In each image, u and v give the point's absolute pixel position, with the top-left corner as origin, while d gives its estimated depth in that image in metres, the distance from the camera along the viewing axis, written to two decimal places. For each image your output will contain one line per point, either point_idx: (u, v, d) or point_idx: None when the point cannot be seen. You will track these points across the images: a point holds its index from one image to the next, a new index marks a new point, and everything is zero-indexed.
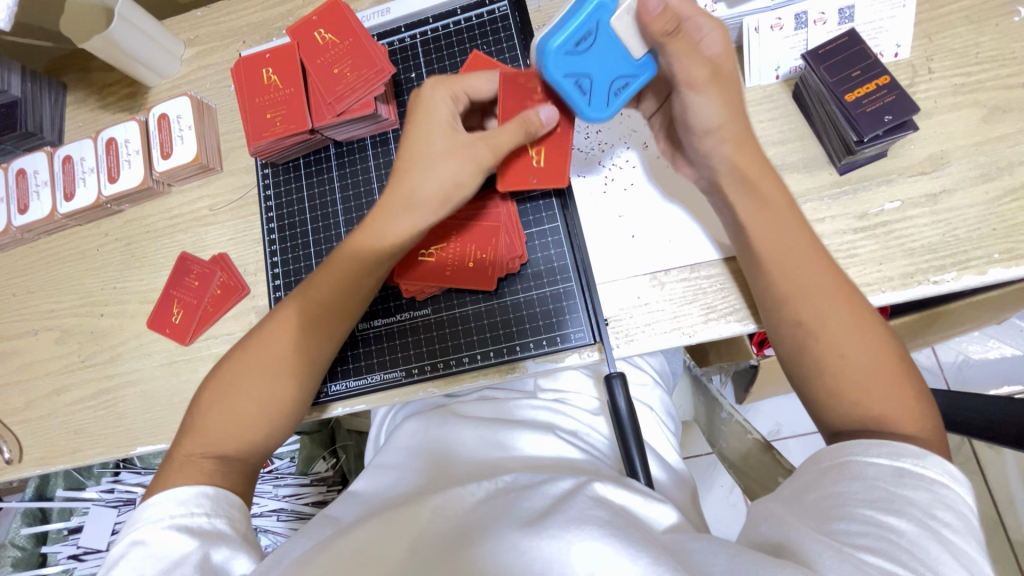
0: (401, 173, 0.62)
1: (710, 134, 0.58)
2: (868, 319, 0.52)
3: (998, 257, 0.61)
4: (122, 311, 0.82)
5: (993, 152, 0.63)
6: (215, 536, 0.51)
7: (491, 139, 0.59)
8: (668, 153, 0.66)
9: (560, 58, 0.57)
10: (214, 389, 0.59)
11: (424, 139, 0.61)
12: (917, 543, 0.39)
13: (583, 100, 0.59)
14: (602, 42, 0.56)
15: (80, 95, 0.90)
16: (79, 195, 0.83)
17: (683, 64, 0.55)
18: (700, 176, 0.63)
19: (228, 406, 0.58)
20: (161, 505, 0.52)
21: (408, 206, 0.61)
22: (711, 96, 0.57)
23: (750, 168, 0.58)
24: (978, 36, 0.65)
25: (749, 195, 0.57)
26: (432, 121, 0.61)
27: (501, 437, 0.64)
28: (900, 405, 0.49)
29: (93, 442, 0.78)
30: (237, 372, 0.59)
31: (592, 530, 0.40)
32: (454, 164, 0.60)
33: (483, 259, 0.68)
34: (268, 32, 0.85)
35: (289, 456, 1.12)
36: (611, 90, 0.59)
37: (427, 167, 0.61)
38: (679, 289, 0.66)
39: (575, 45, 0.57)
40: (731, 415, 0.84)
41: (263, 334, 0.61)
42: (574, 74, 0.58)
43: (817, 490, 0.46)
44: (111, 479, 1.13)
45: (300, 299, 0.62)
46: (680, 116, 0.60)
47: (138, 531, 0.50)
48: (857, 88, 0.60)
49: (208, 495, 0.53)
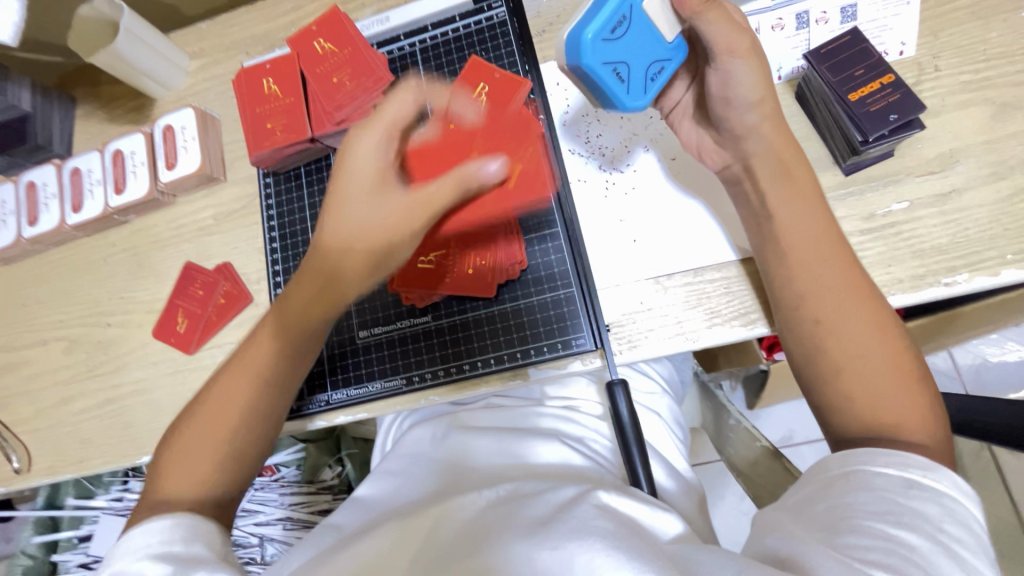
0: (326, 226, 0.58)
1: (751, 108, 0.57)
2: (881, 323, 0.51)
3: (1011, 258, 0.59)
4: (129, 321, 0.83)
5: (1003, 150, 0.61)
6: (192, 560, 0.47)
7: (427, 197, 0.56)
8: (693, 141, 0.63)
9: (598, 45, 0.54)
10: (176, 442, 0.58)
11: (349, 182, 0.57)
12: (927, 557, 0.38)
13: (623, 87, 0.55)
14: (636, 28, 0.55)
15: (89, 108, 0.92)
16: (86, 206, 0.84)
17: (724, 33, 0.55)
18: (730, 160, 0.60)
19: (187, 460, 0.57)
20: (137, 537, 0.49)
21: (342, 254, 0.57)
22: (752, 64, 0.55)
23: (786, 157, 0.56)
24: (986, 32, 0.64)
25: (778, 189, 0.56)
26: (355, 176, 0.57)
27: (508, 446, 0.63)
28: (911, 412, 0.48)
29: (100, 451, 0.79)
30: (198, 429, 0.58)
31: (595, 543, 0.39)
32: (385, 217, 0.56)
33: (483, 265, 0.68)
34: (271, 43, 0.86)
35: (295, 464, 1.09)
36: (648, 75, 0.56)
37: (354, 217, 0.57)
38: (683, 293, 0.65)
39: (611, 31, 0.54)
40: (740, 423, 0.82)
41: (223, 383, 0.60)
42: (613, 61, 0.54)
43: (826, 500, 0.44)
44: (121, 488, 1.14)
45: (248, 352, 0.60)
46: (717, 90, 0.58)
47: (118, 564, 0.48)
48: (861, 87, 0.59)
49: (183, 524, 0.50)
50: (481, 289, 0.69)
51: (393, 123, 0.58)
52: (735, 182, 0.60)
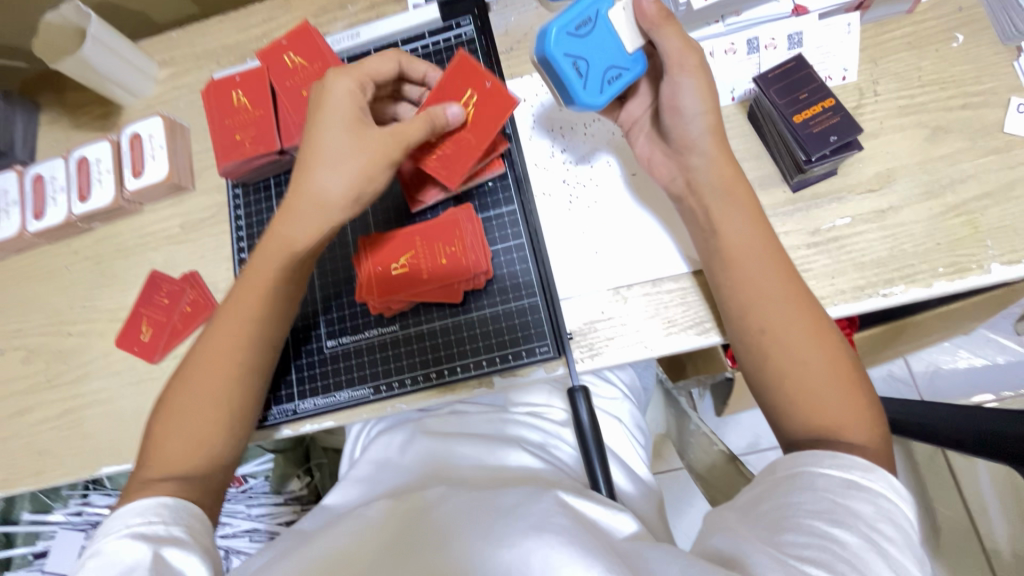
0: (304, 174, 0.61)
1: (697, 118, 0.60)
2: (821, 333, 0.54)
3: (943, 270, 0.63)
4: (91, 330, 0.82)
5: (937, 170, 0.66)
6: (169, 543, 0.50)
7: (397, 132, 0.61)
8: (645, 156, 0.66)
9: (562, 38, 0.56)
10: (165, 408, 0.60)
11: (323, 136, 0.61)
12: (859, 555, 0.41)
13: (580, 82, 0.58)
14: (600, 31, 0.58)
15: (53, 114, 0.91)
16: (49, 214, 0.83)
17: (675, 47, 0.57)
18: (676, 174, 0.63)
19: (178, 425, 0.59)
20: (119, 518, 0.51)
21: (315, 204, 0.60)
22: (699, 80, 0.58)
23: (725, 175, 0.59)
24: (920, 60, 0.69)
25: (723, 202, 0.59)
26: (336, 112, 0.61)
27: (470, 451, 0.64)
28: (851, 415, 0.51)
29: (58, 462, 0.77)
30: (188, 389, 0.60)
31: (550, 539, 0.39)
32: (361, 160, 0.60)
33: (454, 253, 0.69)
34: (242, 53, 0.87)
35: (264, 475, 1.07)
36: (605, 78, 0.59)
37: (329, 165, 0.60)
38: (641, 303, 0.67)
39: (576, 28, 0.56)
40: (699, 427, 0.85)
41: (203, 352, 0.61)
42: (574, 55, 0.57)
43: (771, 500, 0.46)
44: (80, 502, 1.10)
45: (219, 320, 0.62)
46: (667, 102, 0.61)
47: (96, 544, 0.50)
48: (805, 110, 0.63)
49: (166, 504, 0.53)
50: (453, 284, 0.69)
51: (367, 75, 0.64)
52: (682, 199, 0.63)
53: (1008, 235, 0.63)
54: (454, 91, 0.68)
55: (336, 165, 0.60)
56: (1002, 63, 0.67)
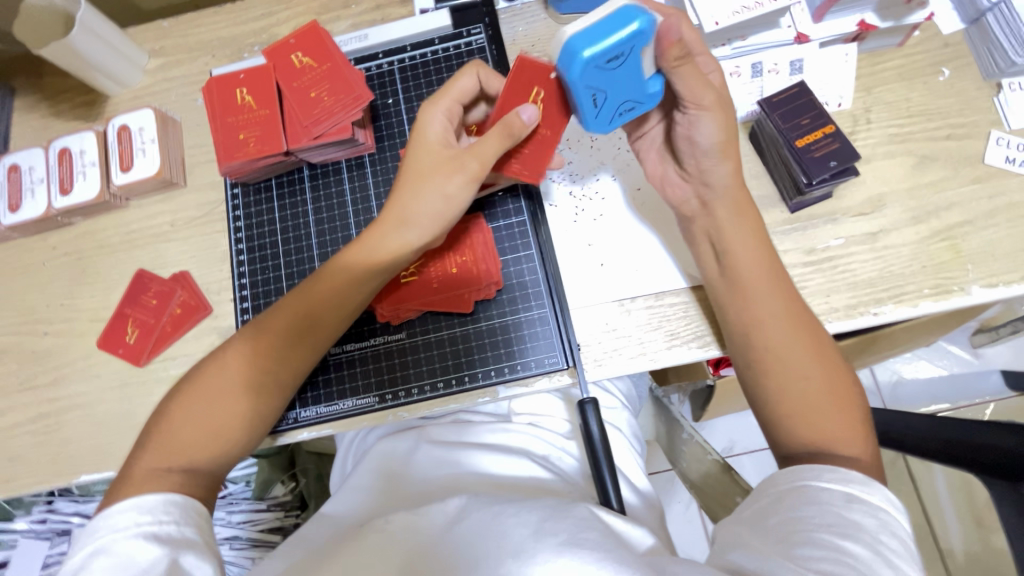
0: (396, 193, 0.62)
1: (712, 155, 0.61)
2: (821, 352, 0.56)
3: (927, 292, 0.67)
4: (70, 330, 0.78)
5: (923, 197, 0.69)
6: (183, 546, 0.50)
7: (477, 149, 0.60)
8: (658, 173, 0.67)
9: (588, 69, 0.53)
10: (185, 396, 0.58)
11: (417, 157, 0.62)
12: (870, 566, 0.43)
13: (592, 113, 0.58)
14: (629, 65, 0.54)
15: (30, 101, 0.86)
16: (26, 206, 0.78)
17: (691, 86, 0.58)
18: (689, 195, 0.65)
19: (195, 416, 0.57)
20: (124, 515, 0.51)
21: (400, 223, 0.61)
22: (716, 116, 0.60)
23: (737, 195, 0.62)
24: (909, 92, 0.73)
25: (735, 223, 0.61)
26: (422, 140, 0.62)
27: (478, 462, 0.65)
28: (849, 431, 0.54)
29: (31, 470, 0.73)
30: (212, 382, 0.58)
31: (585, 554, 0.41)
32: (443, 179, 0.60)
33: (465, 262, 0.70)
34: (239, 47, 0.84)
35: (244, 480, 1.02)
36: (618, 110, 0.59)
37: (419, 184, 0.61)
38: (645, 316, 0.68)
39: (606, 60, 0.53)
40: (691, 436, 0.88)
41: (236, 347, 0.60)
42: (595, 88, 0.55)
43: (779, 514, 0.48)
44: (43, 509, 1.03)
45: (266, 321, 0.61)
46: (683, 133, 0.62)
47: (100, 540, 0.49)
48: (806, 135, 0.66)
49: (175, 504, 0.52)
50: (464, 293, 0.69)
51: (456, 99, 0.63)
52: (691, 219, 0.65)
53: (987, 260, 0.67)
54: (521, 88, 0.60)
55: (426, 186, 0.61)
56: (983, 97, 0.72)
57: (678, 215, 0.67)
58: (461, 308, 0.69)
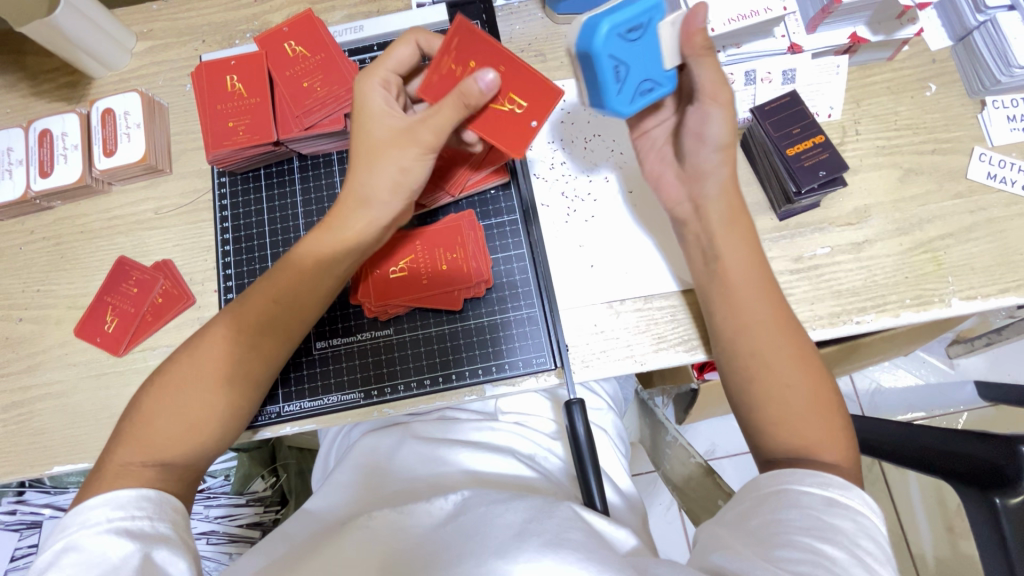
0: (352, 170, 0.61)
1: (716, 150, 0.61)
2: (801, 358, 0.57)
3: (909, 302, 0.68)
4: (46, 317, 0.76)
5: (907, 210, 0.71)
6: (158, 541, 0.49)
7: (427, 119, 0.57)
8: (655, 172, 0.68)
9: (611, 38, 0.54)
10: (158, 386, 0.57)
11: (368, 133, 0.61)
12: (847, 569, 0.43)
13: (615, 87, 0.56)
14: (647, 41, 0.55)
15: (10, 79, 0.83)
16: (3, 188, 0.76)
17: (708, 79, 0.58)
18: (684, 198, 0.65)
19: (167, 407, 0.56)
20: (97, 509, 0.49)
21: (364, 203, 0.61)
22: (726, 113, 0.59)
23: (731, 199, 0.62)
24: (897, 105, 0.74)
25: (726, 229, 0.61)
26: (367, 114, 0.61)
27: (462, 459, 0.65)
28: (829, 438, 0.54)
29: (2, 460, 0.71)
30: (184, 372, 0.57)
31: (567, 554, 0.42)
32: (398, 152, 0.59)
33: (456, 260, 0.70)
34: (231, 33, 0.82)
35: (222, 475, 1.03)
36: (640, 88, 0.58)
37: (374, 160, 0.60)
38: (633, 318, 0.69)
39: (627, 30, 0.54)
40: (675, 439, 0.88)
41: (210, 338, 0.59)
42: (618, 59, 0.55)
43: (760, 516, 0.49)
44: (13, 500, 1.00)
45: (235, 308, 0.60)
46: (692, 129, 0.62)
47: (71, 535, 0.48)
48: (797, 144, 0.67)
49: (150, 498, 0.51)
50: (453, 291, 0.69)
51: (392, 69, 0.63)
52: (685, 222, 0.65)
53: (967, 273, 0.69)
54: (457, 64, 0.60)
55: (377, 158, 0.60)
56: (967, 114, 0.73)
57: (674, 217, 0.67)
58: (450, 307, 0.69)
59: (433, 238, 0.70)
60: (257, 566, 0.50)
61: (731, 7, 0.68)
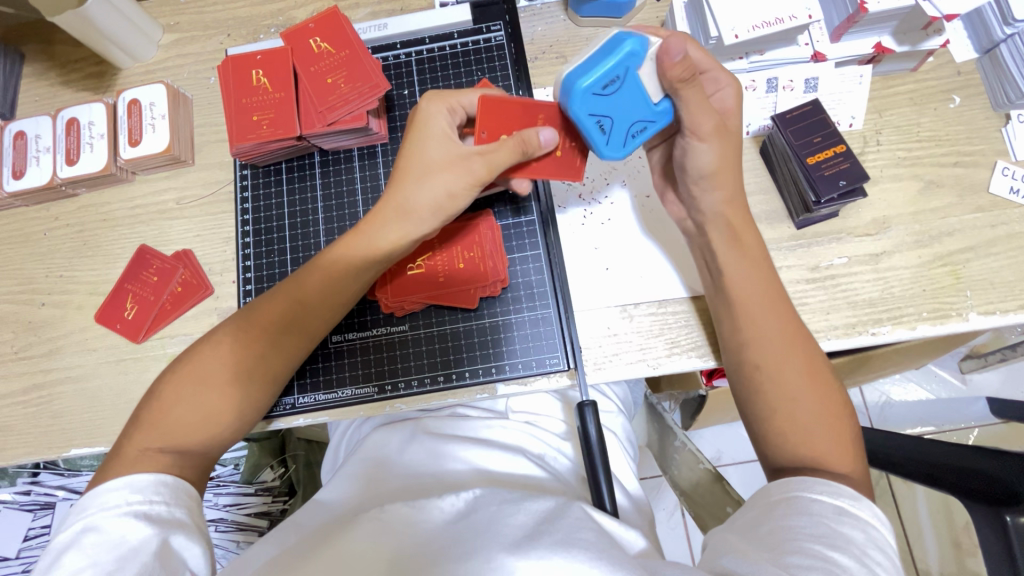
0: (396, 183, 0.62)
1: (705, 180, 0.61)
2: (815, 368, 0.57)
3: (926, 315, 0.68)
4: (68, 302, 0.77)
5: (927, 222, 0.70)
6: (174, 526, 0.50)
7: (486, 153, 0.59)
8: (661, 189, 0.69)
9: (587, 98, 0.56)
10: (180, 375, 0.58)
11: (422, 149, 0.62)
12: None
13: (602, 139, 0.59)
14: (629, 88, 0.56)
15: (40, 68, 0.85)
16: (30, 174, 0.77)
17: (693, 113, 0.57)
18: (687, 215, 0.66)
19: (189, 397, 0.57)
20: (115, 492, 0.50)
21: (401, 214, 0.61)
22: (713, 147, 0.60)
23: (735, 219, 0.62)
24: (920, 117, 0.73)
25: (730, 249, 0.61)
26: (427, 133, 0.62)
27: (467, 458, 0.65)
28: (840, 450, 0.54)
29: (21, 440, 0.73)
30: (209, 363, 0.58)
31: (578, 552, 0.42)
32: (449, 176, 0.60)
33: (472, 259, 0.70)
34: (256, 28, 0.83)
35: (233, 463, 1.03)
36: (630, 131, 0.59)
37: (422, 177, 0.61)
38: (647, 322, 0.69)
39: (603, 86, 0.56)
40: (684, 444, 0.89)
41: (228, 332, 0.60)
42: (599, 115, 0.58)
43: (770, 523, 0.49)
44: (28, 481, 1.01)
45: (257, 315, 0.60)
46: (678, 160, 0.63)
47: (90, 517, 0.49)
48: (818, 152, 0.66)
49: (167, 483, 0.52)
50: (468, 289, 0.70)
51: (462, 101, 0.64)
52: (691, 237, 0.66)
53: (986, 287, 0.68)
54: (527, 116, 0.63)
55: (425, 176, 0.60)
56: (990, 127, 0.73)
57: (682, 231, 0.68)
58: (465, 306, 0.70)
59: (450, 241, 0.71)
60: (269, 554, 0.51)
61: (755, 14, 0.67)
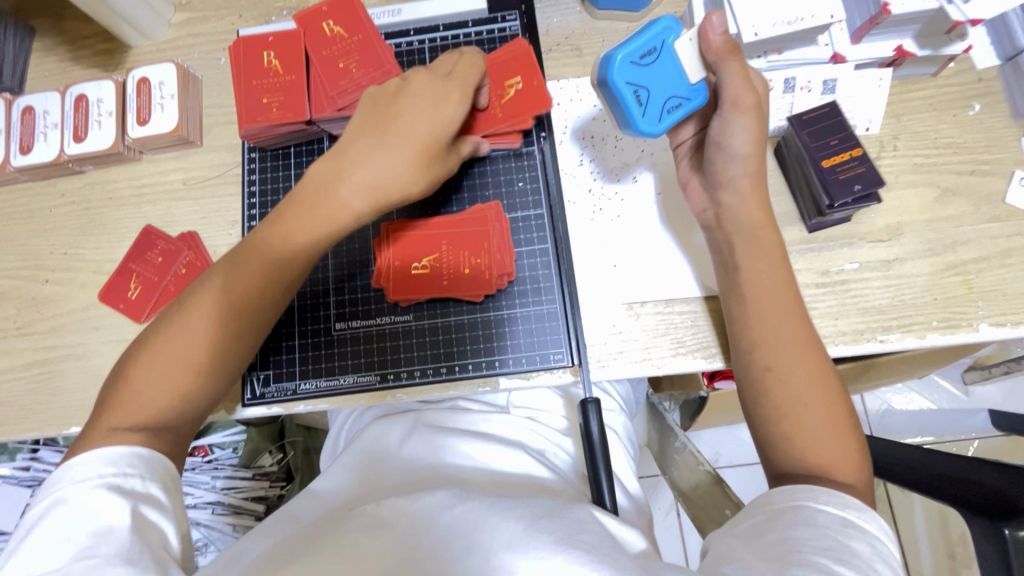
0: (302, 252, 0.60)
1: (738, 161, 0.61)
2: (822, 373, 0.56)
3: (937, 324, 0.67)
4: (72, 280, 0.77)
5: (942, 230, 0.69)
6: (146, 502, 0.49)
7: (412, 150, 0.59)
8: (684, 179, 0.68)
9: (625, 66, 0.58)
10: (147, 355, 0.56)
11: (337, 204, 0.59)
12: None
13: (638, 110, 0.60)
14: (664, 60, 0.59)
15: (50, 43, 0.84)
16: (37, 149, 0.77)
17: (735, 85, 0.58)
18: (708, 205, 0.65)
19: (157, 374, 0.55)
20: (84, 467, 0.49)
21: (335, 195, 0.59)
22: (751, 121, 0.59)
23: (756, 216, 0.61)
24: (939, 123, 0.72)
25: (748, 241, 0.61)
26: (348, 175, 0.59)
27: (471, 450, 0.65)
28: (842, 457, 0.54)
29: (21, 416, 0.73)
30: (193, 322, 0.57)
31: (577, 555, 0.42)
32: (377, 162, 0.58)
33: (479, 265, 0.69)
34: (268, 10, 0.82)
35: (232, 446, 1.06)
36: (665, 107, 0.60)
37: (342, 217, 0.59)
38: (653, 321, 0.68)
39: (641, 57, 0.59)
40: (684, 445, 0.88)
41: (218, 276, 0.59)
42: (636, 84, 0.59)
43: (774, 532, 0.48)
44: (28, 456, 1.03)
45: (253, 252, 0.59)
46: (714, 138, 0.62)
47: (60, 491, 0.48)
48: (835, 155, 0.65)
49: (141, 456, 0.51)
50: (472, 295, 0.69)
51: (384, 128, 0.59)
52: (711, 229, 0.65)
53: (997, 298, 0.67)
54: (433, 242, 0.71)
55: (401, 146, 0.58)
56: (1010, 136, 0.72)
57: (701, 224, 0.67)
58: (472, 299, 0.69)
59: (447, 246, 0.70)
60: (264, 547, 0.50)
61: (776, 11, 0.66)
